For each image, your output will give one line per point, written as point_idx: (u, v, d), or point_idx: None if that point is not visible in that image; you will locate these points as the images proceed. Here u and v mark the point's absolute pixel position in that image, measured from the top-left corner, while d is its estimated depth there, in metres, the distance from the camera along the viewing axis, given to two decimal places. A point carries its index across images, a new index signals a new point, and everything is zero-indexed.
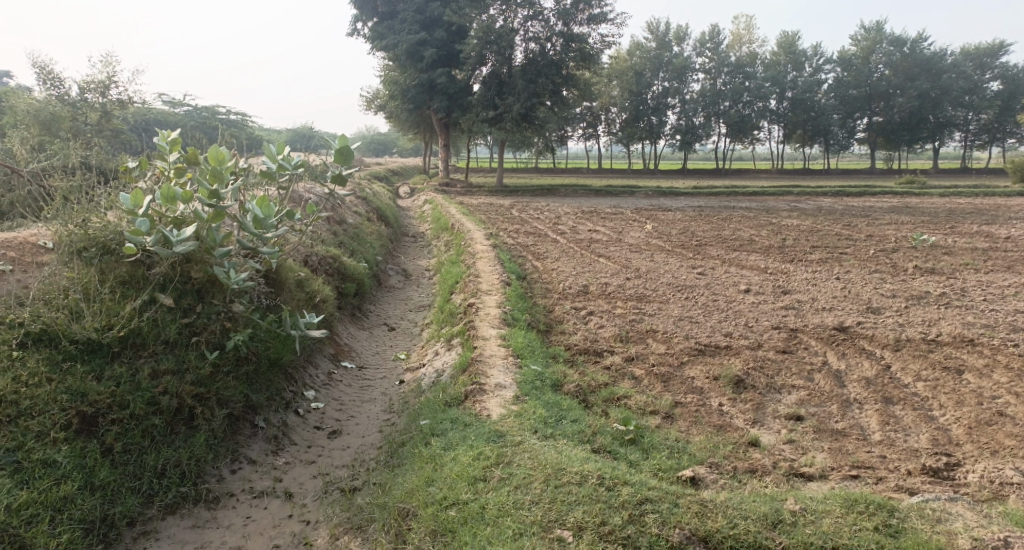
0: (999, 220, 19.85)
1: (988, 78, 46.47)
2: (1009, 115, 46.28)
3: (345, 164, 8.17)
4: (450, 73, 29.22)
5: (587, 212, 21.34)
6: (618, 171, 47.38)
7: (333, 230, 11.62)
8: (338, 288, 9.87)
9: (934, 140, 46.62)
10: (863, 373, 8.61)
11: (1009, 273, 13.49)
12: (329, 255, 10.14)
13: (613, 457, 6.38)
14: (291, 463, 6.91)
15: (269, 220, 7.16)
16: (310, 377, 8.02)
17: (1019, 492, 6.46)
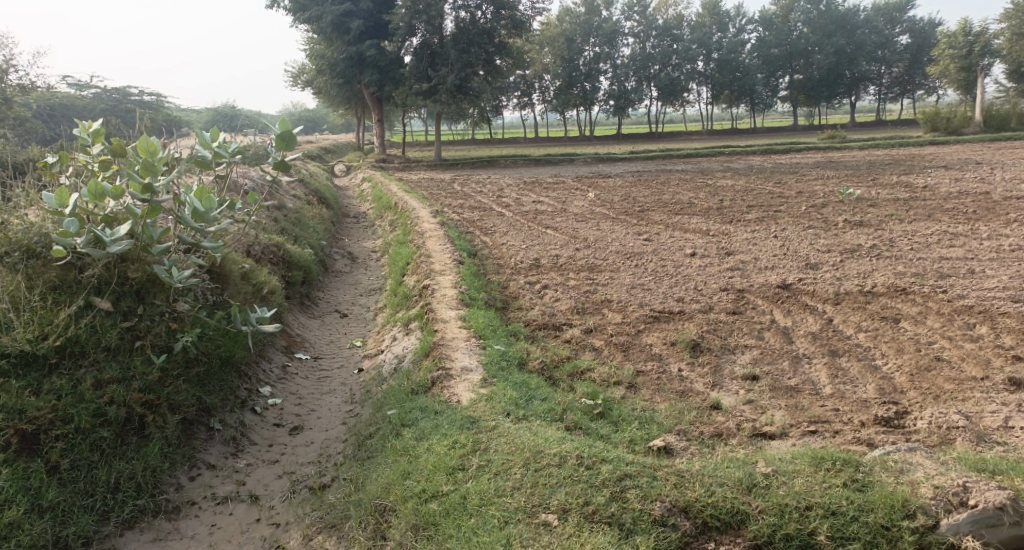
0: (917, 170, 20.54)
1: (898, 32, 48.11)
2: (918, 68, 47.77)
3: (288, 150, 7.78)
4: (379, 45, 28.69)
5: (527, 183, 21.30)
6: (555, 139, 47.31)
7: (274, 216, 11.29)
8: (285, 277, 9.62)
9: (851, 95, 48.04)
10: (809, 328, 8.81)
11: (931, 221, 13.98)
12: (273, 243, 9.86)
13: (584, 432, 6.39)
14: (253, 464, 6.75)
15: (210, 213, 6.89)
16: (264, 372, 7.83)
17: (966, 434, 6.65)
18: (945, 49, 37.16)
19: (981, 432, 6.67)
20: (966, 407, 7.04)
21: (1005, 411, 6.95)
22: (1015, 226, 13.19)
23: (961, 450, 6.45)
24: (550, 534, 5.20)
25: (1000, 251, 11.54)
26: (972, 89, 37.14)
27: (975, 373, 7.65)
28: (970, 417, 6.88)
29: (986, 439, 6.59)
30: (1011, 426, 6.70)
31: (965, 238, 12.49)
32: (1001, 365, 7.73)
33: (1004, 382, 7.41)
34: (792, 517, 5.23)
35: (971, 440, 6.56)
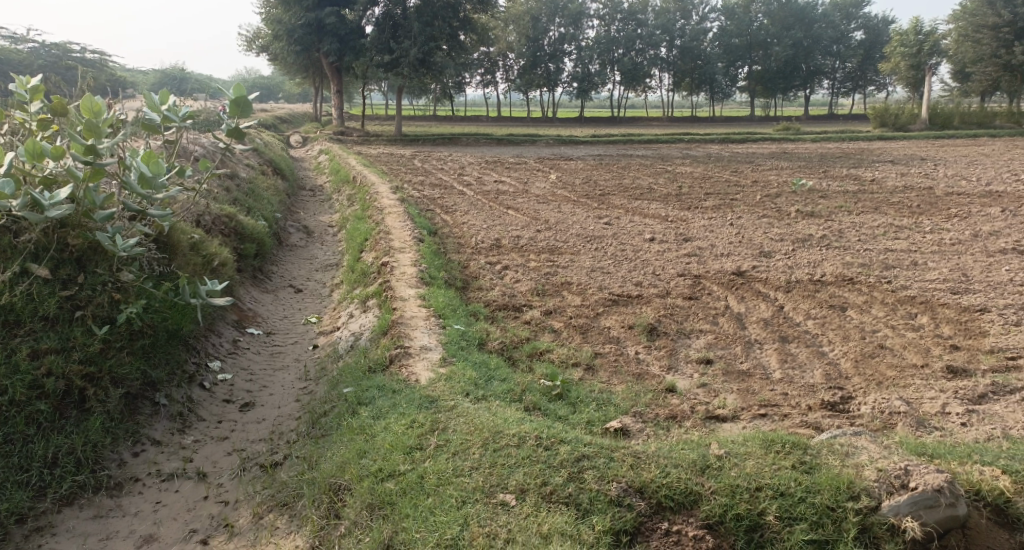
0: (865, 163, 20.99)
1: (852, 27, 49.25)
2: (871, 63, 49.05)
3: (241, 117, 7.30)
4: (339, 13, 28.23)
5: (489, 162, 21.23)
6: (517, 120, 47.09)
7: (226, 186, 11.05)
8: (237, 249, 9.48)
9: (806, 88, 48.76)
10: (760, 314, 8.99)
11: (878, 213, 14.32)
12: (224, 214, 9.68)
13: (543, 414, 6.44)
14: (200, 441, 6.67)
15: (157, 179, 6.68)
16: (214, 346, 7.72)
17: (907, 419, 6.85)
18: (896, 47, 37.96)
19: (922, 418, 6.87)
20: (908, 393, 7.26)
21: (943, 397, 7.18)
22: (956, 220, 13.59)
23: (902, 435, 6.64)
24: (507, 513, 5.23)
25: (942, 245, 11.89)
26: (920, 87, 37.92)
27: (916, 360, 7.89)
28: (912, 403, 7.09)
29: (927, 424, 6.78)
30: (949, 413, 6.92)
31: (910, 231, 12.82)
32: (940, 354, 8.00)
33: (942, 370, 7.67)
34: (743, 498, 5.34)
35: (911, 425, 6.75)
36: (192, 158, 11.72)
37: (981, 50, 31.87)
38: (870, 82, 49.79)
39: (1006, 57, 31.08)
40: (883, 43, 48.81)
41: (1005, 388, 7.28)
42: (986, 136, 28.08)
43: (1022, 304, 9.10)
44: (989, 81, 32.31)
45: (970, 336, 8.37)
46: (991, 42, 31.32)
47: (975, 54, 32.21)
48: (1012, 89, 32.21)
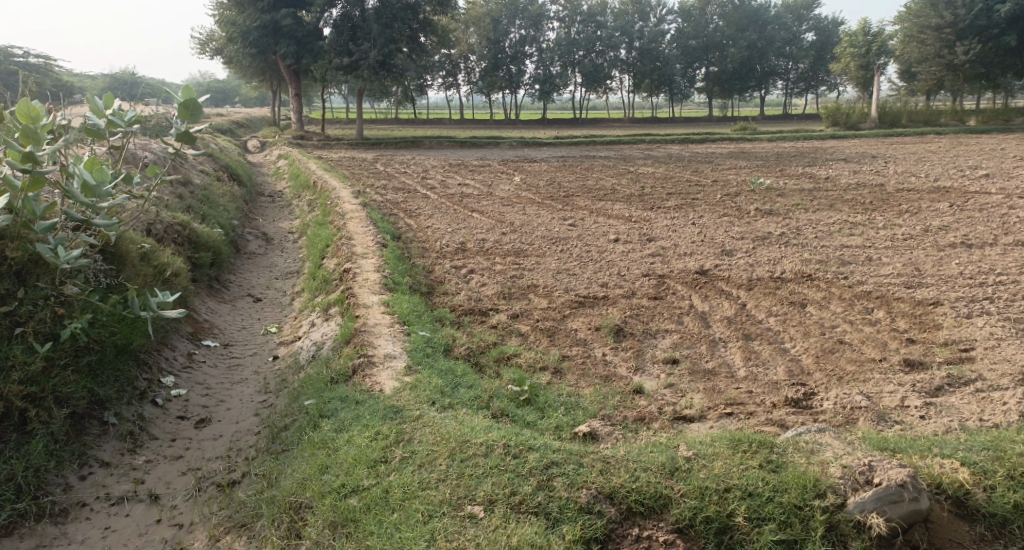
0: (819, 162, 21.29)
1: (804, 29, 50.14)
2: (823, 64, 49.85)
3: (191, 120, 7.09)
4: (296, 15, 27.92)
5: (453, 165, 21.12)
6: (479, 123, 46.96)
7: (179, 193, 10.80)
8: (191, 258, 9.27)
9: (761, 89, 49.41)
10: (724, 312, 9.04)
11: (834, 210, 14.52)
12: (178, 222, 9.45)
13: (510, 420, 6.39)
14: (153, 461, 6.43)
15: (101, 187, 6.42)
16: (167, 361, 7.49)
17: (869, 414, 6.91)
18: (846, 47, 38.69)
19: (882, 412, 6.94)
20: (868, 388, 7.34)
21: (902, 391, 7.27)
22: (907, 216, 13.84)
23: (863, 430, 6.69)
24: (475, 526, 5.15)
25: (895, 240, 12.08)
26: (870, 87, 38.60)
27: (875, 354, 7.99)
28: (873, 398, 7.16)
29: (887, 419, 6.85)
30: (908, 406, 7.00)
31: (863, 227, 13.01)
32: (897, 347, 8.11)
33: (900, 363, 7.77)
34: (712, 500, 5.34)
35: (873, 420, 6.81)
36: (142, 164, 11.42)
37: (926, 50, 32.54)
38: (822, 82, 50.38)
39: (949, 56, 31.75)
40: (833, 44, 49.68)
41: (960, 380, 7.40)
42: (933, 133, 28.70)
43: (972, 297, 9.27)
44: (933, 80, 33.02)
45: (924, 329, 8.51)
46: (935, 42, 31.99)
47: (921, 54, 32.92)
48: (955, 88, 32.93)
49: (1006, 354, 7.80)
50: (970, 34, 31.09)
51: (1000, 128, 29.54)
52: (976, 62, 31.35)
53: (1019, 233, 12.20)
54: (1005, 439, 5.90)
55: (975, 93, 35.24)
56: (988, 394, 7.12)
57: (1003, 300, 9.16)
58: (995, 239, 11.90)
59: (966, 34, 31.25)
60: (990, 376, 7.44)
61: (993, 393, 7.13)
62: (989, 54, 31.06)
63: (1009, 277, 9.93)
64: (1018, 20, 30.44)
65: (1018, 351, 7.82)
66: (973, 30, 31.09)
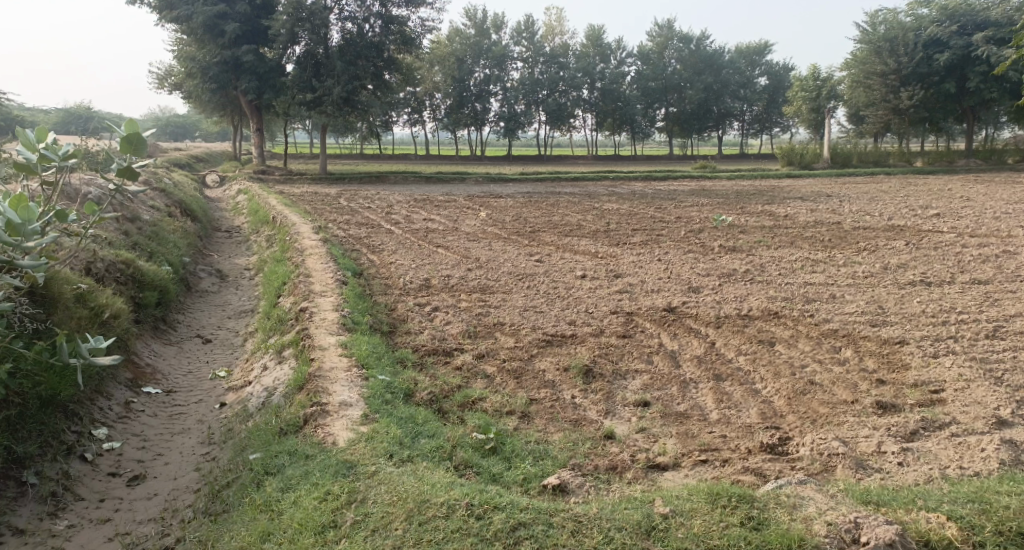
0: (777, 200, 21.37)
1: (757, 73, 51.35)
2: (775, 106, 51.08)
3: (133, 154, 6.67)
4: (257, 51, 27.64)
5: (418, 200, 20.81)
6: (445, 159, 46.91)
7: (125, 229, 10.32)
8: (134, 298, 8.78)
9: (718, 129, 50.35)
10: (694, 351, 8.79)
11: (795, 247, 14.47)
12: (121, 260, 8.96)
13: (475, 473, 6.02)
14: (76, 525, 5.85)
15: (29, 225, 5.95)
16: (100, 412, 6.94)
17: (848, 461, 6.64)
18: (799, 91, 39.78)
19: (860, 459, 6.68)
20: (843, 432, 7.08)
21: (877, 435, 7.02)
22: (866, 254, 13.83)
23: (841, 479, 6.41)
24: None
25: (856, 278, 12.01)
26: (821, 128, 39.92)
27: (846, 396, 7.76)
28: (849, 443, 6.90)
29: (865, 466, 6.59)
30: (884, 452, 6.75)
31: (825, 264, 12.95)
32: (867, 389, 7.90)
33: (872, 406, 7.55)
34: None
35: (850, 467, 6.54)
36: (85, 200, 10.90)
37: (873, 94, 33.17)
38: (775, 124, 51.89)
39: (894, 101, 32.37)
40: (785, 87, 50.94)
41: (934, 424, 7.18)
42: (883, 174, 29.11)
43: (937, 335, 9.15)
44: (881, 123, 33.65)
45: (893, 369, 8.32)
46: (881, 87, 32.66)
47: (868, 99, 33.58)
48: (901, 130, 33.63)
49: (976, 396, 7.63)
50: (914, 80, 31.77)
51: (945, 169, 30.25)
52: (920, 106, 32.17)
53: (975, 271, 12.22)
54: (987, 490, 5.64)
55: (921, 135, 36.19)
56: (964, 439, 6.90)
57: (967, 339, 9.05)
58: (951, 277, 11.90)
59: (909, 80, 31.91)
60: (963, 419, 7.25)
61: (969, 438, 6.91)
62: (930, 99, 31.86)
63: (971, 315, 9.85)
64: (957, 68, 31.23)
65: (988, 393, 7.65)
66: (916, 76, 31.74)
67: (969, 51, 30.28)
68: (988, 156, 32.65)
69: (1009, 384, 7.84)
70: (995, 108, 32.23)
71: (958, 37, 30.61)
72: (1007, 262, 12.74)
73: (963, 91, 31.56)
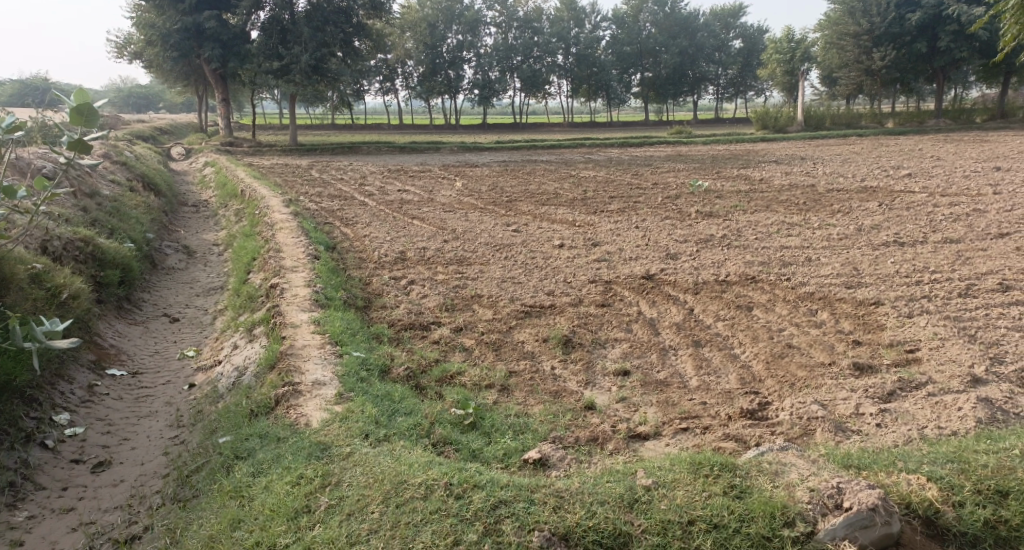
0: (753, 164, 21.34)
1: (731, 36, 51.15)
2: (750, 70, 50.86)
3: (83, 126, 6.41)
4: (221, 18, 26.97)
5: (393, 171, 20.54)
6: (419, 128, 46.33)
7: (84, 205, 10.04)
8: (95, 277, 8.56)
9: (693, 94, 50.13)
10: (672, 318, 8.72)
11: (771, 211, 14.42)
12: (80, 238, 8.73)
13: (454, 450, 5.93)
14: (36, 517, 5.71)
15: None
16: (62, 396, 6.78)
17: (828, 424, 6.62)
18: (772, 53, 39.67)
19: (839, 422, 6.64)
20: (821, 395, 7.05)
21: (855, 398, 7.00)
22: (840, 216, 13.81)
23: (821, 443, 6.38)
24: None
25: (831, 240, 11.99)
26: (795, 91, 39.89)
27: (824, 358, 7.75)
28: (829, 406, 6.88)
29: (844, 429, 6.55)
30: (863, 413, 6.73)
31: (800, 228, 12.92)
32: (844, 351, 7.89)
33: (849, 368, 7.53)
34: (675, 535, 4.96)
35: (830, 430, 6.50)
36: (39, 175, 10.57)
37: (846, 56, 33.10)
38: (749, 87, 51.75)
39: (866, 62, 32.33)
40: (759, 50, 50.81)
41: (911, 384, 7.17)
42: (856, 135, 29.18)
43: (911, 295, 9.15)
44: (854, 84, 33.66)
45: (869, 330, 8.31)
46: (854, 48, 32.58)
47: (841, 60, 33.52)
48: (873, 91, 33.67)
49: (951, 355, 7.64)
50: (886, 41, 31.70)
51: (916, 129, 30.34)
52: (892, 66, 32.11)
53: (947, 231, 12.24)
54: (966, 449, 5.62)
55: (893, 95, 36.28)
56: (941, 399, 6.88)
57: (940, 298, 9.06)
58: (924, 237, 11.91)
59: (882, 41, 31.84)
60: (940, 378, 7.24)
61: (946, 397, 6.90)
62: (903, 59, 31.79)
63: (944, 274, 9.86)
64: (928, 28, 31.20)
65: (962, 351, 7.67)
66: (888, 36, 31.67)
67: (941, 11, 30.30)
68: (958, 116, 32.76)
69: (983, 341, 7.85)
70: (965, 68, 32.29)
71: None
72: (978, 221, 12.77)
73: (934, 50, 31.57)
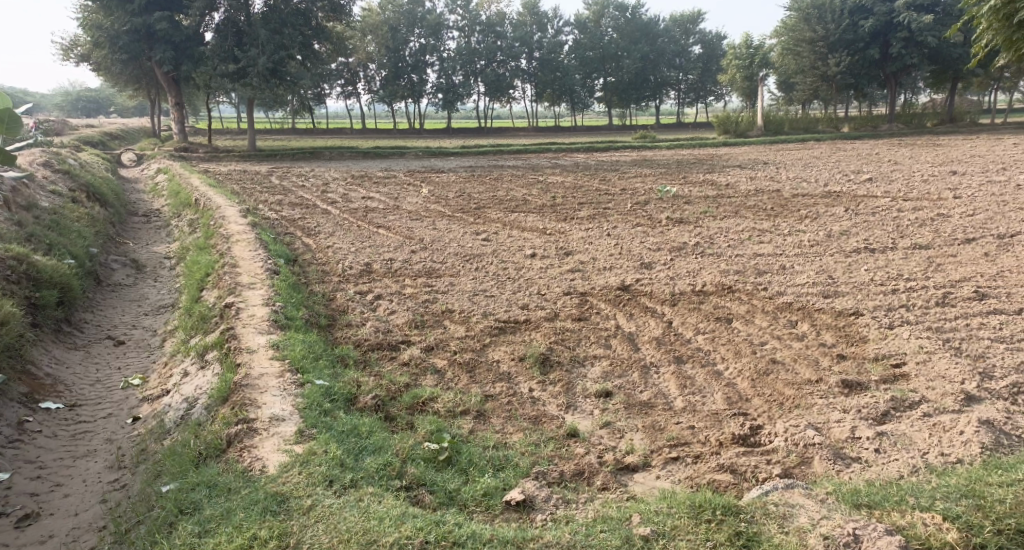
0: (718, 168, 21.07)
1: (691, 42, 51.21)
2: (710, 75, 50.93)
3: (9, 133, 6.59)
4: (173, 19, 26.12)
5: (356, 178, 19.90)
6: (383, 132, 45.56)
7: (18, 219, 9.37)
8: (30, 298, 7.94)
9: (655, 99, 50.03)
10: (651, 332, 8.26)
11: (741, 217, 14.11)
12: (11, 256, 8.13)
13: (428, 493, 5.44)
14: None
15: None
16: None
17: (825, 451, 6.16)
18: (732, 59, 39.70)
19: (836, 448, 6.21)
20: (814, 418, 6.60)
21: (849, 419, 6.56)
22: (809, 221, 13.52)
23: (821, 474, 5.94)
24: None
25: (804, 246, 11.67)
26: (754, 96, 39.96)
27: (813, 374, 7.30)
28: (825, 431, 6.43)
29: (843, 456, 6.12)
30: (860, 438, 6.30)
31: (772, 234, 12.60)
32: (831, 366, 7.45)
33: (838, 385, 7.08)
34: None
35: (829, 458, 6.07)
36: None
37: (802, 61, 33.10)
38: (710, 93, 51.68)
39: (823, 68, 32.31)
40: (718, 56, 50.85)
41: (904, 403, 6.73)
42: (814, 139, 29.22)
43: (890, 305, 8.79)
44: (810, 90, 33.71)
45: (853, 342, 7.92)
46: (810, 54, 32.53)
47: (798, 66, 33.57)
48: (829, 96, 33.76)
49: (939, 369, 7.22)
50: (840, 47, 31.86)
51: (872, 133, 30.49)
52: (846, 72, 32.21)
53: (916, 236, 11.98)
54: (978, 480, 5.24)
55: (848, 100, 36.53)
56: (938, 420, 6.46)
57: (919, 307, 8.70)
58: (895, 242, 11.63)
59: (836, 46, 32.01)
60: (933, 396, 6.81)
61: (944, 418, 6.48)
62: (856, 65, 31.90)
63: (920, 282, 9.54)
64: (880, 34, 31.43)
65: (950, 366, 7.25)
66: (843, 43, 31.86)
67: (892, 17, 30.59)
68: (910, 120, 33.00)
69: (970, 354, 7.46)
70: (916, 73, 32.55)
71: (881, 3, 31.01)
72: (945, 225, 12.56)
73: (886, 56, 31.77)
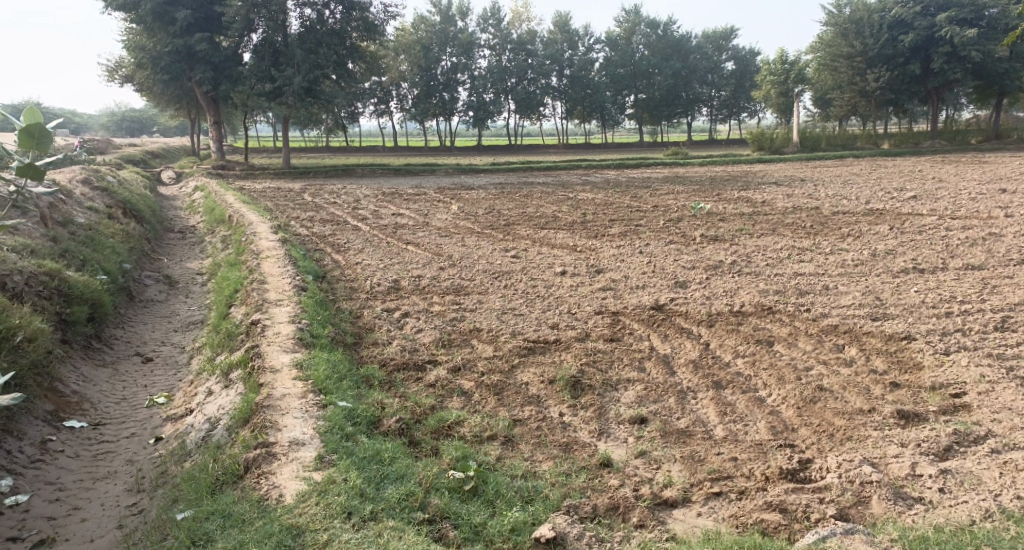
0: (753, 185, 20.59)
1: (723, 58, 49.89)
2: (743, 91, 49.78)
3: (35, 148, 6.47)
4: (211, 40, 26.38)
5: (387, 194, 19.75)
6: (415, 149, 45.64)
7: (53, 234, 9.29)
8: (60, 314, 7.80)
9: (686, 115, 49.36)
10: (688, 355, 7.88)
11: (778, 235, 13.68)
12: (43, 271, 8.02)
13: (453, 528, 5.16)
14: None
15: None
16: (7, 457, 6.03)
17: (882, 490, 5.73)
18: (767, 75, 39.17)
19: (895, 487, 5.78)
20: (868, 451, 6.18)
21: (907, 454, 6.12)
22: (852, 240, 13.04)
23: (880, 516, 5.53)
24: None
25: (847, 266, 11.21)
26: (789, 112, 39.32)
27: (862, 403, 6.87)
28: (880, 466, 6.01)
29: (904, 496, 5.69)
30: (921, 475, 5.88)
31: (813, 253, 12.15)
32: (883, 395, 7.00)
33: (892, 415, 6.64)
34: None
35: (887, 498, 5.65)
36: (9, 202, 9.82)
37: (839, 77, 32.48)
38: (743, 109, 50.28)
39: (861, 83, 31.65)
40: (752, 72, 49.99)
41: (968, 437, 6.28)
42: (852, 157, 28.57)
43: (944, 329, 8.32)
44: (848, 106, 33.05)
45: (905, 369, 7.47)
46: (848, 70, 31.91)
47: (835, 81, 32.97)
48: (868, 112, 33.05)
49: (1005, 401, 6.74)
50: (879, 62, 31.19)
51: (912, 150, 29.70)
52: (886, 88, 31.50)
53: (967, 256, 11.46)
54: None
55: (885, 115, 35.76)
56: (1008, 458, 6.00)
57: (976, 332, 8.22)
58: (944, 263, 11.13)
59: (875, 62, 31.32)
60: (1000, 430, 6.35)
61: (1015, 455, 6.02)
62: (895, 80, 31.21)
63: (975, 305, 9.05)
64: (921, 49, 30.72)
65: (1017, 397, 6.77)
66: (881, 58, 31.22)
67: (934, 32, 29.83)
68: (953, 137, 32.16)
69: None
70: (958, 88, 31.75)
71: (922, 18, 30.14)
72: (997, 245, 12.00)
73: (927, 71, 31.04)
